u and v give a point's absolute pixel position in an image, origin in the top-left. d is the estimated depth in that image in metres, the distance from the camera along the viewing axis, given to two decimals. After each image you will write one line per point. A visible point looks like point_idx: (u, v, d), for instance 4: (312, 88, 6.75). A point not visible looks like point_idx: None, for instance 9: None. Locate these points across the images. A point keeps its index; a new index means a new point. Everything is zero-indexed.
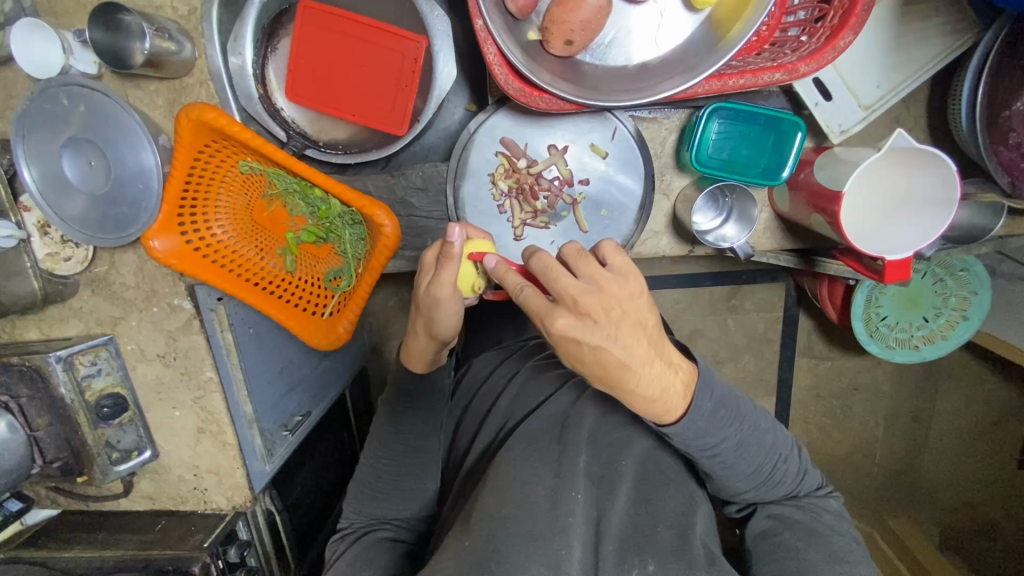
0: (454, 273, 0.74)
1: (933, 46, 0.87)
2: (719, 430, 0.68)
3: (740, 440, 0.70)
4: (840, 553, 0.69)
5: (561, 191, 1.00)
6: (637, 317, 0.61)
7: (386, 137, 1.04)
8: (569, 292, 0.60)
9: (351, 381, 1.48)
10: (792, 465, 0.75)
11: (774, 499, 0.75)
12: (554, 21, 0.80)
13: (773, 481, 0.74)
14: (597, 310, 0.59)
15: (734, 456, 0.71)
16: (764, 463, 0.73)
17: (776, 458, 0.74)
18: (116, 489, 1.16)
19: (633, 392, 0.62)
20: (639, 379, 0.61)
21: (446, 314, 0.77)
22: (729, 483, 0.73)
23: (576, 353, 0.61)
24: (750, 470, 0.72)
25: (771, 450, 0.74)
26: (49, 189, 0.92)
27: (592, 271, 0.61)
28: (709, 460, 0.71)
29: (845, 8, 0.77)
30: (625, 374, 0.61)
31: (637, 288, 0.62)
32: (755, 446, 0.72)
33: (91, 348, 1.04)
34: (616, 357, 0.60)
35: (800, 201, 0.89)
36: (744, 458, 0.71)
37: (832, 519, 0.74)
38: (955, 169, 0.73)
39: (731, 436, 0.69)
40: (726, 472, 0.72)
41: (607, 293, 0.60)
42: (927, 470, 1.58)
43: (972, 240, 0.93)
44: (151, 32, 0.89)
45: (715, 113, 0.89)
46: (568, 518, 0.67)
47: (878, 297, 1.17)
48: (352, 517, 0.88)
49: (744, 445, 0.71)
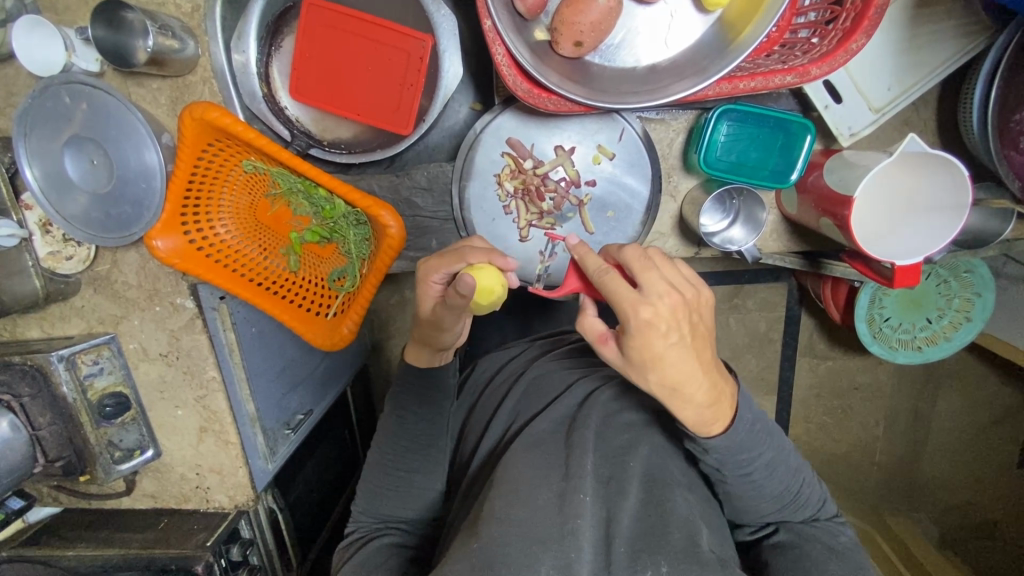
0: (456, 313, 0.79)
1: (945, 49, 0.87)
2: (754, 447, 0.69)
3: (772, 458, 0.70)
4: (863, 568, 0.70)
5: (567, 192, 0.99)
6: (706, 325, 0.61)
7: (391, 136, 1.03)
8: (657, 284, 0.59)
9: (353, 379, 1.49)
10: (816, 488, 0.75)
11: (795, 521, 0.74)
12: (564, 21, 0.79)
13: (798, 502, 0.74)
14: (683, 309, 0.58)
15: (764, 476, 0.71)
16: (791, 485, 0.73)
17: (800, 481, 0.74)
18: (118, 488, 1.16)
19: (687, 398, 0.62)
20: (696, 387, 0.61)
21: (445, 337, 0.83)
22: (753, 504, 0.73)
23: (649, 350, 0.58)
24: (777, 491, 0.72)
25: (796, 473, 0.73)
26: (52, 188, 0.91)
27: (674, 275, 0.61)
28: (741, 479, 0.71)
29: (857, 11, 0.76)
30: (688, 380, 0.60)
31: (710, 296, 0.62)
32: (785, 467, 0.72)
33: (92, 347, 1.04)
34: (688, 357, 0.59)
35: (809, 204, 0.89)
36: (774, 479, 0.71)
37: (835, 532, 0.74)
38: (966, 174, 0.72)
39: (765, 453, 0.70)
40: (751, 492, 0.72)
41: (691, 295, 0.60)
42: (930, 470, 1.59)
43: (981, 244, 0.93)
44: (154, 30, 0.88)
45: (724, 115, 0.88)
46: (576, 520, 0.66)
47: (882, 297, 1.16)
48: (358, 519, 0.88)
49: (776, 465, 0.71)
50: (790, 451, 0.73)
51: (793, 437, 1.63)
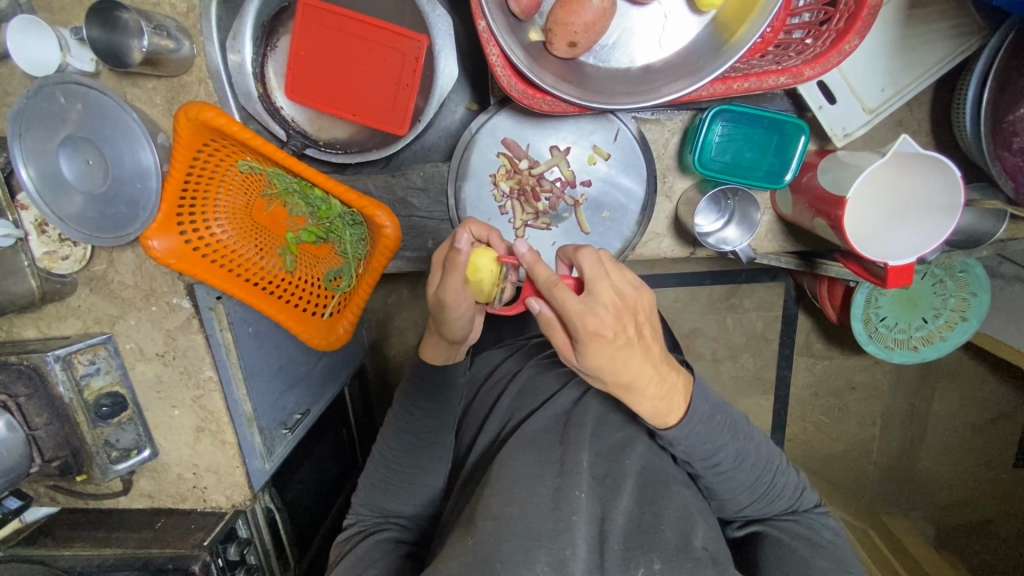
0: (459, 284, 0.74)
1: (939, 49, 0.87)
2: (717, 437, 0.70)
3: (739, 449, 0.71)
4: (847, 564, 0.70)
5: (563, 192, 0.99)
6: (649, 326, 0.64)
7: (387, 136, 1.03)
8: (607, 289, 0.60)
9: (351, 378, 1.49)
10: (789, 478, 0.76)
11: (775, 513, 0.75)
12: (558, 22, 0.79)
13: (773, 493, 0.75)
14: (629, 316, 0.61)
15: (734, 466, 0.72)
16: (763, 474, 0.74)
17: (773, 471, 0.75)
18: (115, 488, 1.16)
19: (642, 393, 0.63)
20: (648, 383, 0.63)
21: (455, 322, 0.78)
22: (730, 496, 0.74)
23: (603, 355, 0.60)
24: (751, 481, 0.73)
25: (768, 462, 0.75)
26: (48, 188, 0.91)
27: (619, 280, 0.63)
28: (711, 472, 0.72)
29: (850, 11, 0.76)
30: (638, 379, 0.62)
31: (651, 296, 0.65)
32: (753, 457, 0.73)
33: (89, 347, 1.04)
34: (638, 357, 0.61)
35: (803, 204, 0.89)
36: (743, 469, 0.72)
37: (824, 528, 0.74)
38: (959, 174, 0.73)
39: (729, 444, 0.70)
40: (726, 485, 0.73)
41: (636, 299, 0.62)
42: (927, 467, 1.58)
43: (976, 245, 0.94)
44: (149, 31, 0.88)
45: (718, 116, 0.89)
46: (571, 517, 0.66)
47: (877, 297, 1.17)
48: (360, 512, 0.88)
49: (743, 455, 0.72)
50: (761, 442, 0.75)
51: (790, 436, 1.64)
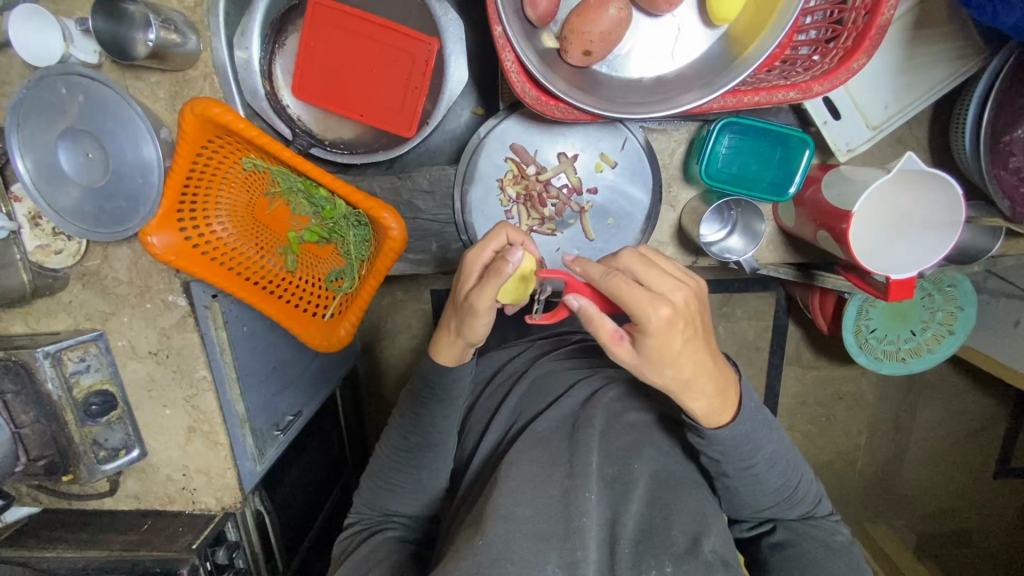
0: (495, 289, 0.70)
1: (940, 70, 0.89)
2: (759, 440, 0.71)
3: (774, 452, 0.72)
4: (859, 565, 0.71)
5: (569, 199, 1.00)
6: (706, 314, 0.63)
7: (393, 137, 1.03)
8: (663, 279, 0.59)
9: (342, 380, 1.47)
10: (813, 484, 0.77)
11: (789, 518, 0.76)
12: (573, 30, 0.79)
13: (796, 497, 0.75)
14: (690, 301, 0.58)
15: (766, 470, 0.72)
16: (790, 481, 0.74)
17: (799, 476, 0.76)
18: (101, 488, 1.13)
19: (694, 389, 0.63)
20: (706, 380, 0.63)
21: (478, 325, 0.75)
22: (752, 498, 0.75)
23: (665, 350, 0.58)
24: (776, 486, 0.74)
25: (796, 467, 0.76)
26: (43, 180, 0.89)
27: (669, 273, 0.61)
28: (742, 472, 0.72)
29: (858, 30, 0.78)
30: (698, 370, 0.60)
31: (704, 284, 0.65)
32: (786, 461, 0.74)
33: (79, 344, 1.01)
34: (696, 350, 0.59)
35: (806, 217, 0.91)
36: (774, 473, 0.73)
37: (839, 534, 0.75)
38: (961, 192, 0.74)
39: (765, 448, 0.71)
40: (753, 487, 0.73)
41: (691, 285, 0.61)
42: (908, 476, 1.64)
43: (969, 261, 0.96)
44: (156, 24, 0.87)
45: (725, 128, 0.90)
46: (582, 519, 0.67)
47: (868, 310, 1.19)
48: (362, 512, 0.89)
49: (777, 458, 0.73)
50: (787, 446, 0.75)
51: None
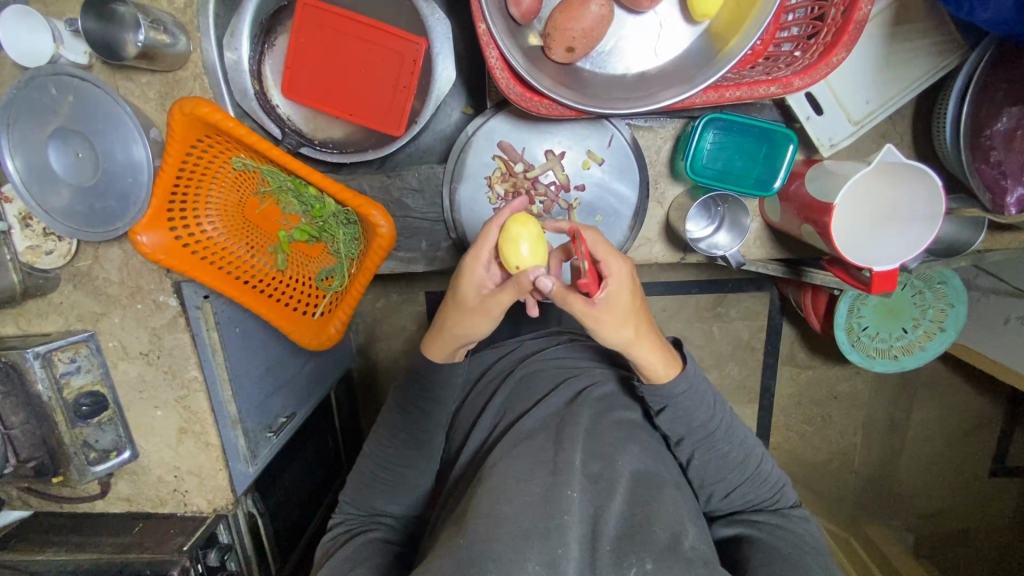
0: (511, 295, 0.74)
1: (921, 65, 0.90)
2: (710, 407, 0.77)
3: (728, 423, 0.79)
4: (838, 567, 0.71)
5: (557, 196, 1.01)
6: None
7: (383, 137, 1.04)
8: None
9: (336, 383, 1.47)
10: (773, 469, 0.81)
11: (757, 502, 0.79)
12: (556, 27, 0.81)
13: (760, 477, 0.79)
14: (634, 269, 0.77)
15: (725, 441, 0.78)
16: (749, 457, 0.79)
17: (759, 456, 0.80)
18: (92, 490, 1.12)
19: (647, 346, 0.74)
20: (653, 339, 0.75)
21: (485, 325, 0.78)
22: (717, 477, 0.79)
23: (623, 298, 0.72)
24: (738, 459, 0.78)
25: (755, 448, 0.80)
26: (33, 180, 0.90)
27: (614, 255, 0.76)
28: (705, 445, 0.78)
29: (838, 26, 0.79)
30: (648, 325, 0.74)
31: None
32: (742, 437, 0.79)
33: (70, 344, 1.02)
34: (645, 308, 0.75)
35: (792, 212, 0.91)
36: (732, 443, 0.78)
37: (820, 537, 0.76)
38: (940, 184, 0.76)
39: (719, 415, 0.78)
40: (710, 458, 0.78)
41: None
42: (905, 475, 1.64)
43: (953, 254, 0.97)
44: (145, 25, 0.87)
45: (710, 124, 0.90)
46: (564, 516, 0.67)
47: (860, 307, 1.20)
48: (347, 512, 0.88)
49: (733, 430, 0.79)
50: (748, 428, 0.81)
51: (773, 445, 1.65)
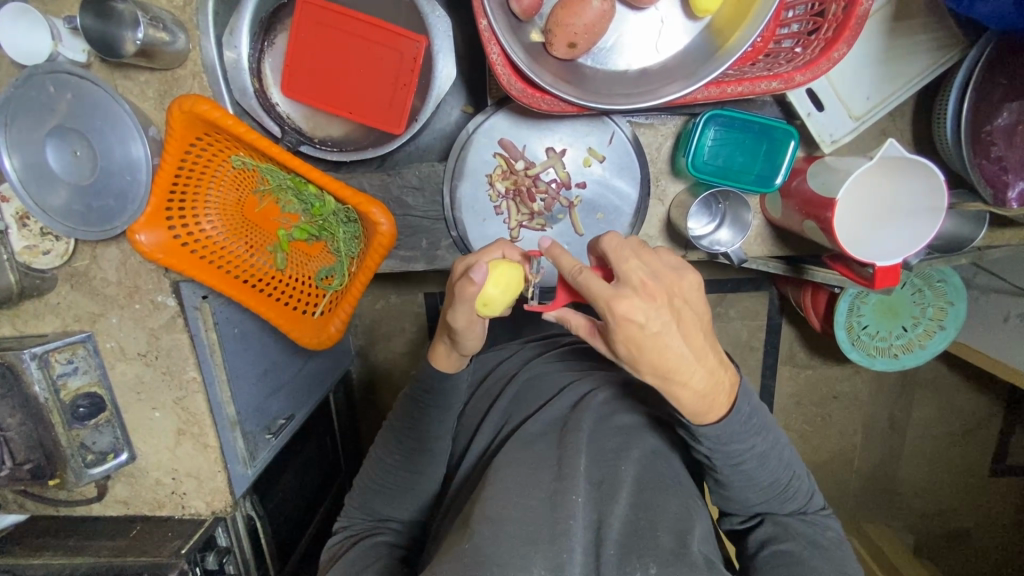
0: (467, 311, 0.73)
1: (920, 61, 0.90)
2: (748, 437, 0.70)
3: (764, 451, 0.72)
4: (843, 566, 0.71)
5: (558, 193, 1.01)
6: (697, 310, 0.62)
7: (383, 135, 1.04)
8: (633, 271, 0.60)
9: (334, 385, 1.46)
10: (804, 481, 0.77)
11: (778, 513, 0.77)
12: (558, 23, 0.80)
13: (785, 494, 0.76)
14: (660, 296, 0.59)
15: (757, 467, 0.72)
16: (780, 477, 0.75)
17: (791, 474, 0.76)
18: (89, 494, 1.10)
19: (685, 386, 0.62)
20: (691, 375, 0.62)
21: (471, 341, 0.77)
22: (741, 494, 0.76)
23: (634, 339, 0.58)
24: (766, 483, 0.74)
25: (788, 465, 0.75)
26: (31, 178, 0.89)
27: (654, 264, 0.63)
28: (733, 469, 0.72)
29: (838, 21, 0.79)
30: (682, 366, 0.60)
31: (695, 279, 0.64)
32: (778, 459, 0.74)
33: (67, 345, 1.01)
34: (679, 347, 0.59)
35: (792, 209, 0.91)
36: (765, 470, 0.73)
37: (826, 534, 0.76)
38: (941, 178, 0.75)
39: (758, 444, 0.71)
40: (744, 482, 0.74)
41: (669, 280, 0.61)
42: (908, 476, 1.64)
43: (956, 249, 0.97)
44: (145, 22, 0.87)
45: (711, 121, 0.91)
46: (569, 521, 0.66)
47: (859, 305, 1.20)
48: (353, 517, 0.88)
49: (768, 456, 0.73)
50: (785, 448, 0.75)
51: None
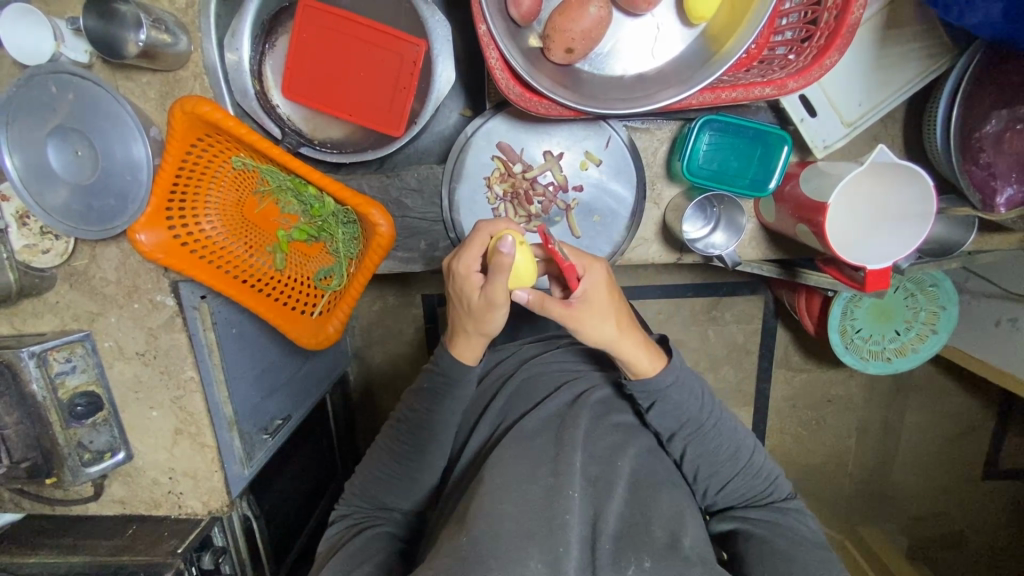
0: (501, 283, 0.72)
1: (911, 68, 0.92)
2: (691, 396, 0.78)
3: (715, 415, 0.79)
4: (832, 563, 0.72)
5: (555, 196, 1.02)
6: None
7: (382, 137, 1.05)
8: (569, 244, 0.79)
9: (332, 386, 1.47)
10: (767, 462, 0.81)
11: (749, 494, 0.79)
12: (555, 29, 0.82)
13: (748, 469, 0.79)
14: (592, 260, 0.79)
15: (711, 434, 0.78)
16: (739, 448, 0.79)
17: (749, 448, 0.80)
18: (86, 493, 1.10)
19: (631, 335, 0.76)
20: (629, 324, 0.77)
21: (496, 317, 0.76)
22: (709, 471, 0.79)
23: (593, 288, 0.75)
24: (727, 453, 0.79)
25: (745, 438, 0.80)
26: (32, 178, 0.89)
27: None
28: (690, 433, 0.78)
29: (830, 29, 0.80)
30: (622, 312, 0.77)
31: None
32: (730, 428, 0.79)
33: (65, 344, 1.01)
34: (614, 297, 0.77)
35: (786, 213, 0.92)
36: (720, 437, 0.78)
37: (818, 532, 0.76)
38: (931, 183, 0.77)
39: (705, 406, 0.78)
40: (703, 452, 0.78)
41: None
42: (899, 479, 1.66)
43: (947, 254, 0.99)
44: (147, 24, 0.88)
45: (706, 126, 0.92)
46: (565, 516, 0.67)
47: (853, 309, 1.21)
48: (353, 503, 0.88)
49: (720, 421, 0.79)
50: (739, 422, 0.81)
51: (769, 449, 1.66)
